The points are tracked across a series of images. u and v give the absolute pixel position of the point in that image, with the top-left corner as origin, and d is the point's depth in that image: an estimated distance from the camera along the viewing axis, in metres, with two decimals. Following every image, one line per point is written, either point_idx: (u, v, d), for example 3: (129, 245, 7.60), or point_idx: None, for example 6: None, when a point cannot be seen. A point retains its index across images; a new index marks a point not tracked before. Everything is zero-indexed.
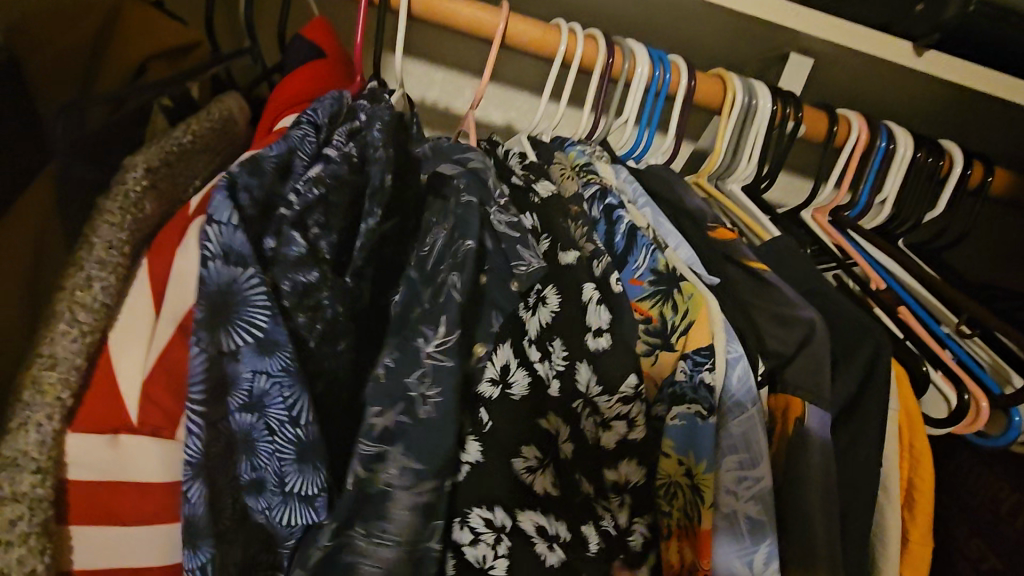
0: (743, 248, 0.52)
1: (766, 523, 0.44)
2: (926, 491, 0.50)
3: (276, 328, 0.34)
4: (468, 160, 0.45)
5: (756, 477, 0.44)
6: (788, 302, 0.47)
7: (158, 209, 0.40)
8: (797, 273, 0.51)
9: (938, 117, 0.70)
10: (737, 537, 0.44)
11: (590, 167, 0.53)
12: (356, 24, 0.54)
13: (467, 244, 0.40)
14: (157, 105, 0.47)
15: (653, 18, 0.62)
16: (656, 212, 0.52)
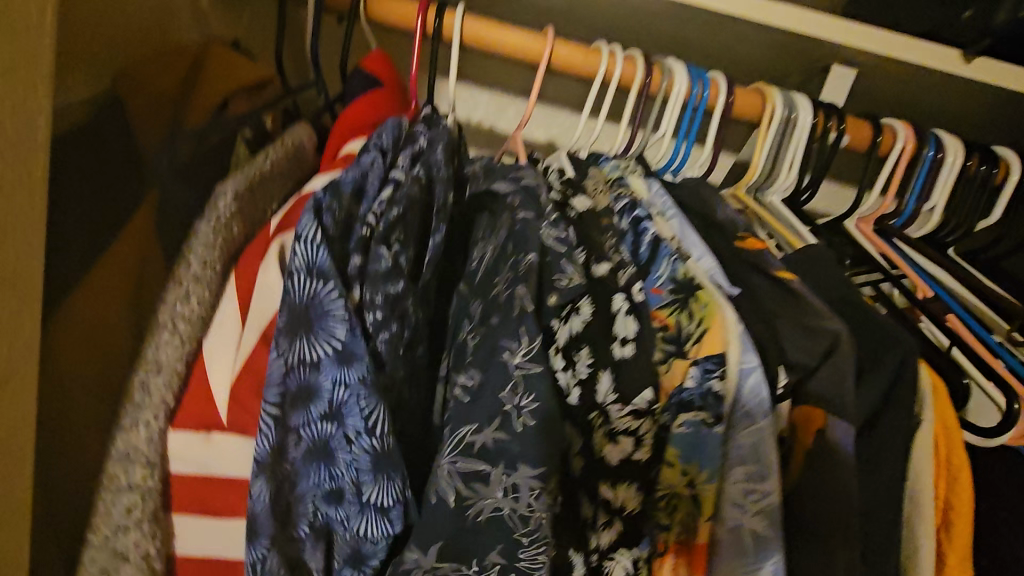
0: (770, 256, 0.49)
1: (774, 540, 0.41)
2: (965, 511, 0.45)
3: (355, 340, 0.38)
4: (521, 178, 0.48)
5: (764, 493, 0.41)
6: (816, 314, 0.43)
7: (243, 229, 0.45)
8: (830, 280, 0.48)
9: (995, 126, 0.67)
10: (740, 551, 0.41)
11: (623, 181, 0.54)
12: (412, 57, 0.59)
13: (528, 257, 0.41)
14: (240, 137, 0.51)
15: (694, 35, 0.64)
16: (684, 223, 0.50)
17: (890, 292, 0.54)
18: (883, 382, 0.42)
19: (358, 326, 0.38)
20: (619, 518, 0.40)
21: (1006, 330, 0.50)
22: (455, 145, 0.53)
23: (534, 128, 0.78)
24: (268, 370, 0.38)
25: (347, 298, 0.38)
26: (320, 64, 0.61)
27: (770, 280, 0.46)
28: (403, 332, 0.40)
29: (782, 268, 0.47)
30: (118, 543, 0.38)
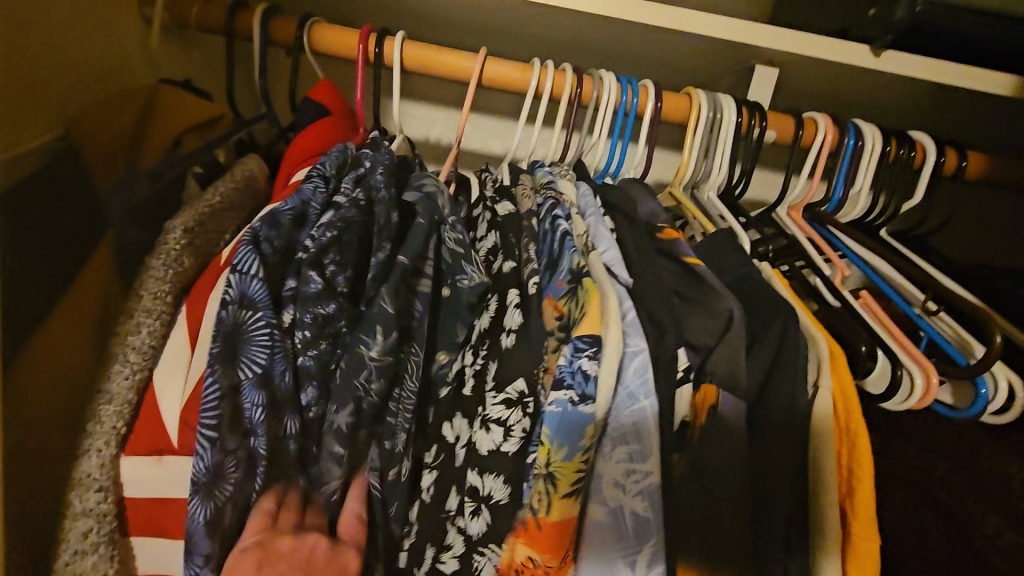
0: (683, 244, 0.52)
1: (651, 522, 0.44)
2: (867, 480, 0.46)
3: (276, 361, 0.41)
4: (423, 184, 0.48)
5: (644, 472, 0.43)
6: (714, 293, 0.47)
7: (195, 261, 0.47)
8: (725, 263, 0.53)
9: (914, 110, 0.71)
10: (620, 532, 0.44)
11: (552, 185, 0.55)
12: (358, 84, 0.61)
13: (399, 260, 0.44)
14: (192, 174, 0.53)
15: (623, 42, 0.67)
16: (601, 220, 0.53)
17: (814, 282, 0.56)
18: (768, 351, 0.46)
19: (281, 348, 0.41)
20: (487, 507, 0.43)
21: (922, 301, 0.52)
22: (402, 165, 0.55)
23: (486, 143, 0.81)
24: (203, 396, 0.40)
25: (276, 323, 0.42)
26: (269, 97, 0.64)
27: (677, 266, 0.50)
28: (334, 348, 0.43)
29: (692, 254, 0.50)
30: (77, 567, 0.40)
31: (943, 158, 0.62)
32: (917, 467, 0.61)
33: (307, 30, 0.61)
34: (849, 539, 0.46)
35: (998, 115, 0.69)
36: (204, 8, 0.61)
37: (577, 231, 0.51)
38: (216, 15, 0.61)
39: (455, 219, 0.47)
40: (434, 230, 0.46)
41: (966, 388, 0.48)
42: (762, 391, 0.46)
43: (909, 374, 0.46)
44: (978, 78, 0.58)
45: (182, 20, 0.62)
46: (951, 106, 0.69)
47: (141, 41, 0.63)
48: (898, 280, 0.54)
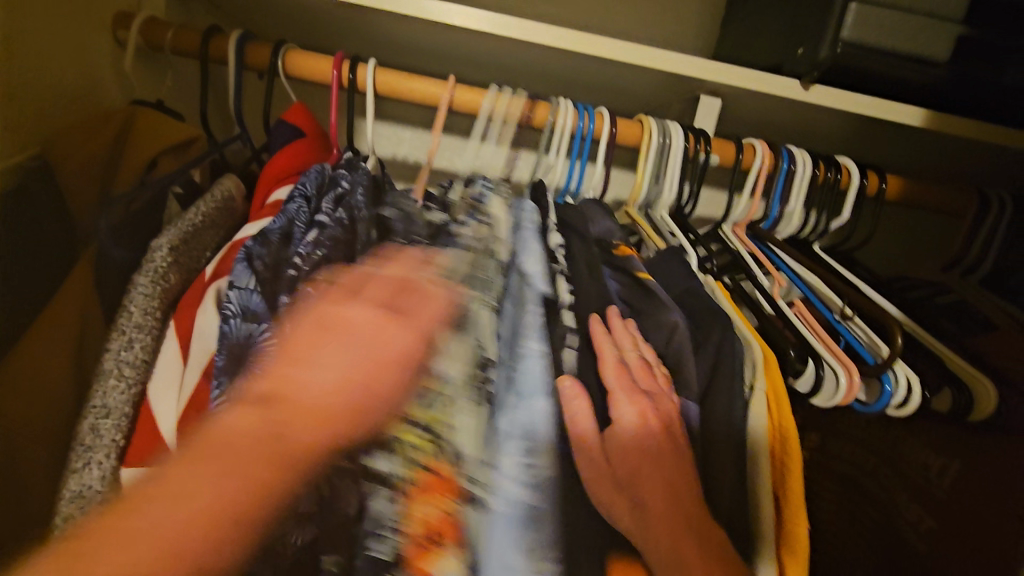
0: (637, 261, 0.57)
1: (538, 509, 0.38)
2: (796, 471, 0.50)
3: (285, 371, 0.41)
4: (396, 210, 0.57)
5: (535, 459, 0.39)
6: (660, 305, 0.53)
7: (181, 279, 0.50)
8: (673, 279, 0.58)
9: (840, 137, 0.78)
10: (510, 518, 0.38)
11: (479, 200, 0.60)
12: (330, 108, 0.65)
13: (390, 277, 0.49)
14: (171, 195, 0.55)
15: (581, 73, 0.73)
16: (527, 230, 0.55)
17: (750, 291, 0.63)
18: (711, 354, 0.50)
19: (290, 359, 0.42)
20: (395, 487, 0.37)
21: (841, 308, 0.59)
22: (376, 185, 0.59)
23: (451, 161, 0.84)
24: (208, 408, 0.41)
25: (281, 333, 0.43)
26: (243, 119, 0.66)
27: (631, 280, 0.55)
28: None
29: (644, 270, 0.56)
30: None
31: (866, 181, 0.69)
32: (850, 461, 0.72)
33: (282, 56, 0.64)
34: (784, 530, 0.49)
35: (909, 143, 0.77)
36: (178, 33, 0.63)
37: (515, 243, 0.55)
38: (189, 39, 0.63)
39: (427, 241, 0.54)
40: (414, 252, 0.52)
41: (873, 385, 0.53)
42: (705, 395, 0.49)
43: (844, 377, 0.51)
44: (897, 112, 0.66)
45: (157, 44, 0.63)
46: (871, 133, 0.77)
47: (113, 62, 0.64)
48: (822, 288, 0.61)
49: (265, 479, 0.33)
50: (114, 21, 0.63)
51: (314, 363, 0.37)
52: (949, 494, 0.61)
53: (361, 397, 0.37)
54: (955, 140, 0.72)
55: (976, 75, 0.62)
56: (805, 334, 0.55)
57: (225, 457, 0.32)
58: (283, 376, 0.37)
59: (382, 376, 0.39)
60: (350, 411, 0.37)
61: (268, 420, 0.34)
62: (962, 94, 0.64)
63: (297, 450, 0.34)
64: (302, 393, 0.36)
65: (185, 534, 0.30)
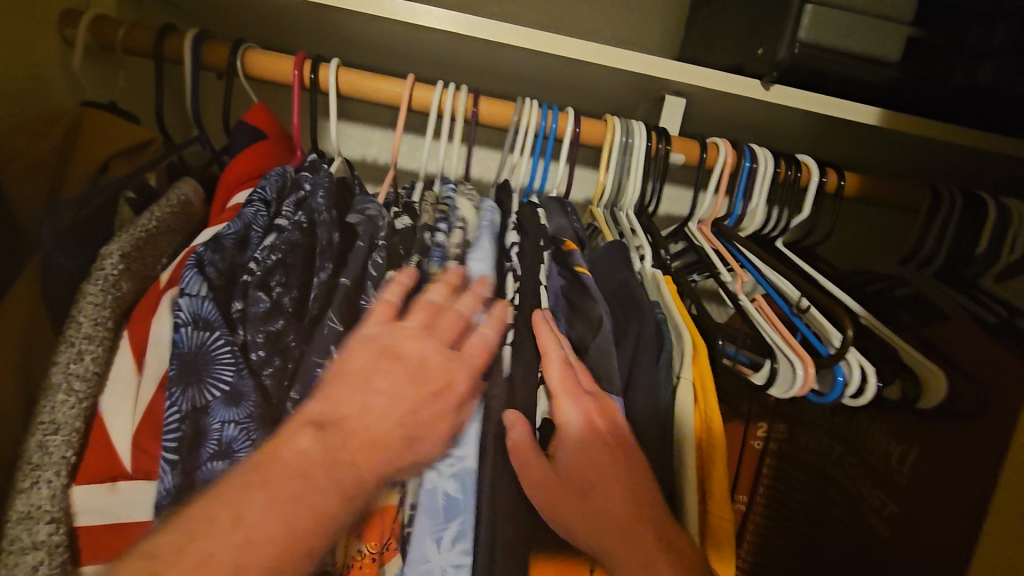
0: (577, 254, 0.57)
1: (460, 503, 0.42)
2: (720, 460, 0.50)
3: (239, 381, 0.43)
4: (366, 210, 0.55)
5: (460, 458, 0.43)
6: (585, 291, 0.53)
7: (134, 286, 0.48)
8: (605, 275, 0.58)
9: (801, 135, 0.80)
10: (434, 512, 0.42)
11: (446, 198, 0.61)
12: (294, 108, 0.64)
13: (342, 283, 0.48)
14: (123, 199, 0.53)
15: (547, 73, 0.73)
16: (485, 232, 0.58)
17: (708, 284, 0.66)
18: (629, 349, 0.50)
19: (244, 368, 0.43)
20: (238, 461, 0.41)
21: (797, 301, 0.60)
22: (340, 185, 0.60)
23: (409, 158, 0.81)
24: (166, 417, 0.42)
25: (234, 341, 0.44)
26: (202, 119, 0.64)
27: (569, 274, 0.55)
28: (286, 366, 0.46)
29: (582, 263, 0.56)
30: None
31: (825, 179, 0.71)
32: (816, 450, 0.75)
33: (239, 55, 0.62)
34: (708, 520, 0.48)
35: (866, 142, 0.79)
36: (130, 31, 0.61)
37: (455, 245, 0.56)
38: (142, 39, 0.61)
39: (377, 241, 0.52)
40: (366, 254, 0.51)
41: (826, 375, 0.55)
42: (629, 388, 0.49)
43: (799, 367, 0.53)
44: (852, 110, 0.67)
45: (108, 44, 0.61)
46: (831, 133, 0.79)
47: (62, 61, 0.62)
48: (778, 280, 0.62)
49: (329, 504, 0.38)
50: (60, 19, 0.60)
51: (381, 401, 0.42)
52: (907, 478, 0.64)
53: (417, 431, 0.42)
54: (907, 139, 0.74)
55: (926, 76, 0.64)
56: (761, 327, 0.57)
57: (299, 479, 0.37)
58: (358, 405, 0.42)
59: (438, 416, 0.43)
60: (403, 448, 0.42)
61: (337, 451, 0.39)
62: (912, 94, 0.66)
63: (358, 478, 0.40)
64: (367, 426, 0.41)
65: (250, 551, 0.35)
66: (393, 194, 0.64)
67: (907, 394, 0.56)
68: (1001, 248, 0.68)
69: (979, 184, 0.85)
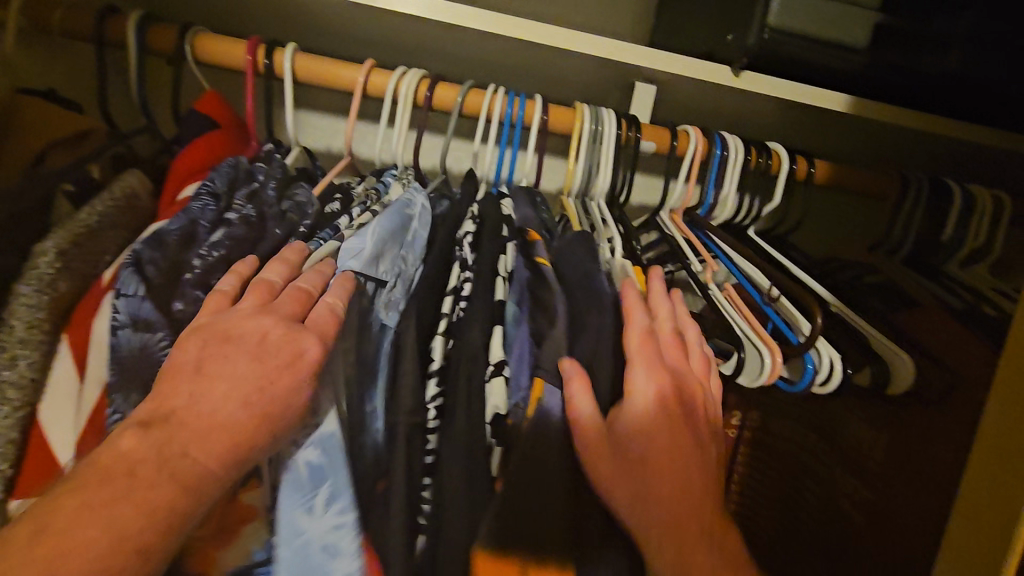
0: (540, 245, 0.56)
1: (324, 468, 0.41)
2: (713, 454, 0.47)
3: None
4: (296, 196, 0.54)
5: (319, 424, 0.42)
6: (540, 282, 0.52)
7: (75, 287, 0.45)
8: (575, 265, 0.55)
9: (772, 123, 0.80)
10: (298, 483, 0.41)
11: (376, 187, 0.60)
12: (247, 96, 0.61)
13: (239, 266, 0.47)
14: (60, 192, 0.49)
15: (513, 59, 0.71)
16: (398, 210, 0.54)
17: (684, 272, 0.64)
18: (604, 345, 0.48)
19: None
20: None
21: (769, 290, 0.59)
22: (294, 176, 0.58)
23: (374, 148, 0.78)
24: (106, 426, 0.41)
25: (180, 344, 0.43)
26: (149, 108, 0.61)
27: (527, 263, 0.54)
28: None
29: (542, 254, 0.54)
30: None
31: (795, 166, 0.70)
32: (792, 439, 0.75)
33: (189, 40, 0.59)
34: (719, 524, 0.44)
35: (834, 130, 0.79)
36: (69, 14, 0.57)
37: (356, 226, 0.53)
38: (80, 21, 0.58)
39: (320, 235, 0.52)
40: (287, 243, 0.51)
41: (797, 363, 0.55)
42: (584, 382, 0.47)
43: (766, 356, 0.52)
44: (820, 97, 0.67)
45: (45, 29, 0.58)
46: (801, 121, 0.78)
47: None
48: (751, 270, 0.62)
49: (166, 496, 0.33)
50: None
51: (222, 383, 0.38)
52: (879, 465, 0.64)
53: (271, 407, 0.38)
54: (876, 126, 0.74)
55: (895, 62, 0.64)
56: (728, 316, 0.57)
57: (127, 477, 0.33)
58: (189, 395, 0.37)
59: (290, 391, 0.40)
60: (259, 429, 0.37)
61: (167, 442, 0.35)
62: (881, 81, 0.66)
63: (206, 470, 0.35)
64: (205, 410, 0.37)
65: (61, 559, 0.29)
66: (339, 182, 0.62)
67: (878, 382, 0.56)
68: (965, 233, 0.69)
69: (945, 171, 0.85)
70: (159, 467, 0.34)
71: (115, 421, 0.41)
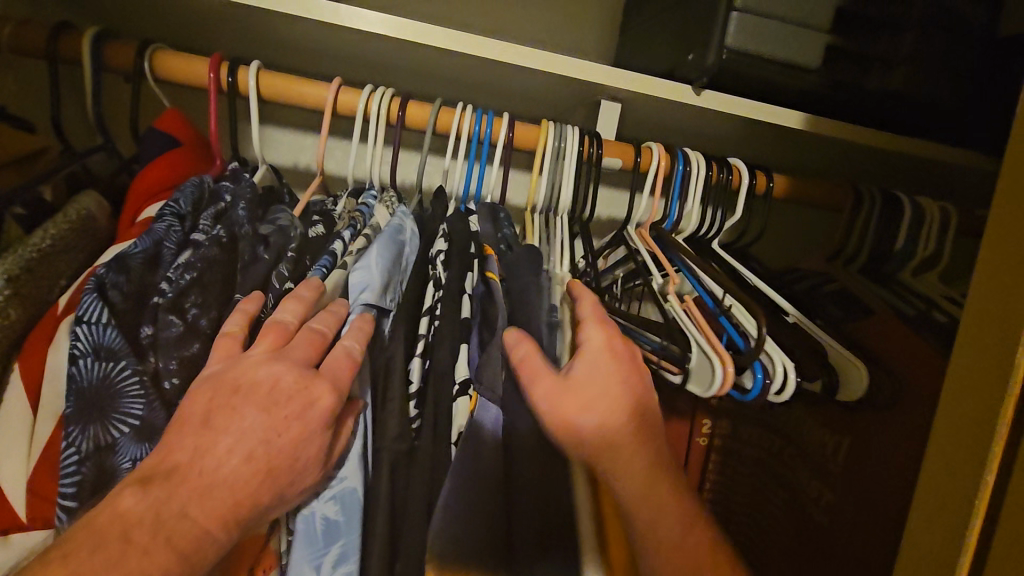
0: (492, 261, 0.59)
1: (341, 525, 0.45)
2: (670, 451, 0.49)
3: (150, 415, 0.41)
4: (278, 220, 0.55)
5: (340, 478, 0.46)
6: (487, 299, 0.56)
7: (27, 314, 0.44)
8: (522, 277, 0.56)
9: (731, 139, 0.83)
10: (312, 537, 0.45)
11: (360, 209, 0.61)
12: (209, 114, 0.60)
13: (235, 296, 0.48)
14: (11, 215, 0.47)
15: (479, 78, 0.72)
16: (391, 237, 0.57)
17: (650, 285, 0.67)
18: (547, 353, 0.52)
19: (155, 399, 0.42)
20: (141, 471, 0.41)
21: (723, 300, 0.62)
22: (266, 196, 0.58)
23: (345, 165, 0.78)
24: (63, 456, 0.40)
25: (144, 370, 0.42)
26: (106, 127, 0.59)
27: (478, 279, 0.57)
28: None
29: (493, 270, 0.58)
30: None
31: (754, 181, 0.73)
32: (758, 444, 0.75)
33: (147, 57, 0.58)
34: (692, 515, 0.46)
35: (788, 146, 0.83)
36: (18, 29, 0.55)
37: (353, 252, 0.55)
38: (31, 37, 0.56)
39: (291, 255, 0.52)
40: (269, 266, 0.51)
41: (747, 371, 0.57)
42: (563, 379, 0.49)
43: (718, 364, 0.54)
44: (776, 115, 0.69)
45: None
46: (758, 138, 0.81)
47: None
48: (708, 281, 0.64)
49: (161, 562, 0.35)
50: None
51: (228, 438, 0.39)
52: (842, 467, 0.67)
53: (278, 460, 0.40)
54: (829, 143, 0.78)
55: (844, 83, 0.67)
56: (686, 328, 0.59)
57: (121, 540, 0.35)
58: (194, 448, 0.39)
59: (298, 441, 0.41)
60: (262, 483, 0.39)
61: (166, 502, 0.37)
62: (831, 99, 0.69)
63: (202, 532, 0.37)
64: (207, 468, 0.38)
65: None
66: (316, 202, 0.63)
67: (829, 387, 0.58)
68: (915, 246, 0.73)
69: (892, 183, 0.90)
70: (154, 533, 0.35)
71: (69, 449, 0.40)
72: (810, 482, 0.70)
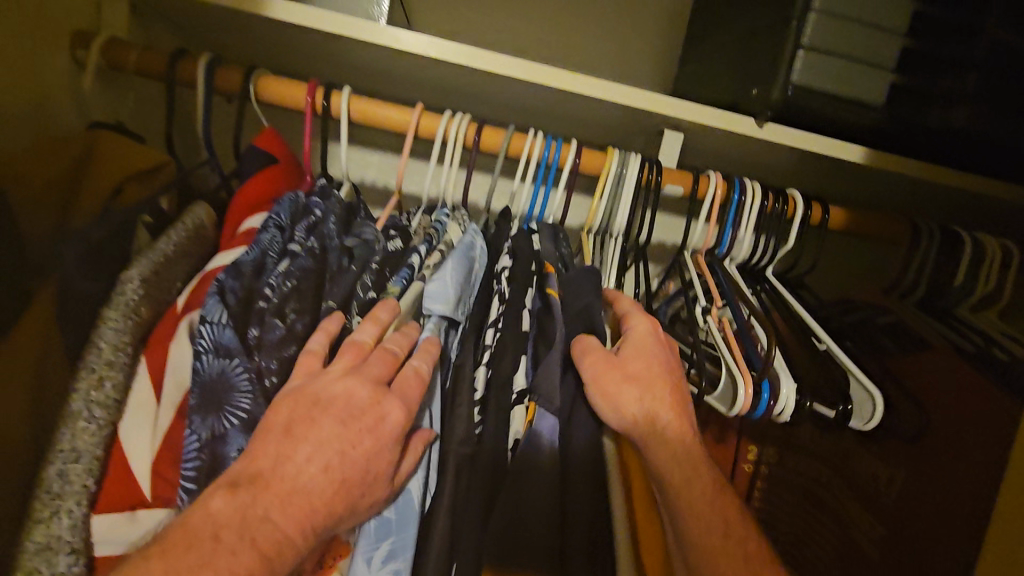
0: (552, 278, 0.61)
1: (392, 523, 0.47)
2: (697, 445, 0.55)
3: (256, 409, 0.45)
4: (363, 234, 0.59)
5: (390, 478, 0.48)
6: (546, 315, 0.58)
7: (153, 311, 0.49)
8: (575, 303, 0.59)
9: (788, 170, 0.84)
10: (367, 534, 0.46)
11: (435, 226, 0.64)
12: (304, 134, 0.65)
13: (327, 303, 0.52)
14: (140, 223, 0.52)
15: (548, 105, 0.75)
16: (463, 254, 0.60)
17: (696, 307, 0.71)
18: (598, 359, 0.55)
19: (260, 395, 0.46)
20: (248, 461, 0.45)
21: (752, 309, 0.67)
22: (349, 211, 0.62)
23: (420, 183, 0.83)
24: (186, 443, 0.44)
25: (252, 368, 0.46)
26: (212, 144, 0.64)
27: (537, 294, 0.60)
28: None
29: (552, 286, 0.60)
30: None
31: (810, 211, 0.74)
32: (805, 473, 0.77)
33: (253, 81, 0.63)
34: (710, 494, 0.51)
35: (847, 177, 0.84)
36: (143, 54, 0.61)
37: (429, 266, 0.58)
38: (154, 61, 0.61)
39: (374, 267, 0.56)
40: (356, 277, 0.55)
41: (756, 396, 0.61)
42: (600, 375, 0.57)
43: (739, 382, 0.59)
44: (832, 147, 0.71)
45: (119, 65, 0.61)
46: (816, 169, 0.83)
47: (72, 82, 0.60)
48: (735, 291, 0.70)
49: (246, 560, 0.37)
50: (70, 39, 0.59)
51: (307, 448, 0.42)
52: (893, 500, 0.67)
53: (351, 472, 0.42)
54: (888, 177, 0.79)
55: (905, 120, 0.69)
56: (721, 350, 0.63)
57: (212, 541, 0.37)
58: (276, 456, 0.41)
59: (371, 454, 0.44)
60: (338, 494, 0.41)
61: (250, 505, 0.39)
62: (891, 135, 0.71)
63: (284, 536, 0.39)
64: (289, 476, 0.41)
65: None
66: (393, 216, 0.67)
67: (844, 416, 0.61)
68: (974, 280, 0.73)
69: (949, 217, 0.90)
70: (240, 535, 0.38)
71: (190, 437, 0.44)
72: (859, 512, 0.70)
